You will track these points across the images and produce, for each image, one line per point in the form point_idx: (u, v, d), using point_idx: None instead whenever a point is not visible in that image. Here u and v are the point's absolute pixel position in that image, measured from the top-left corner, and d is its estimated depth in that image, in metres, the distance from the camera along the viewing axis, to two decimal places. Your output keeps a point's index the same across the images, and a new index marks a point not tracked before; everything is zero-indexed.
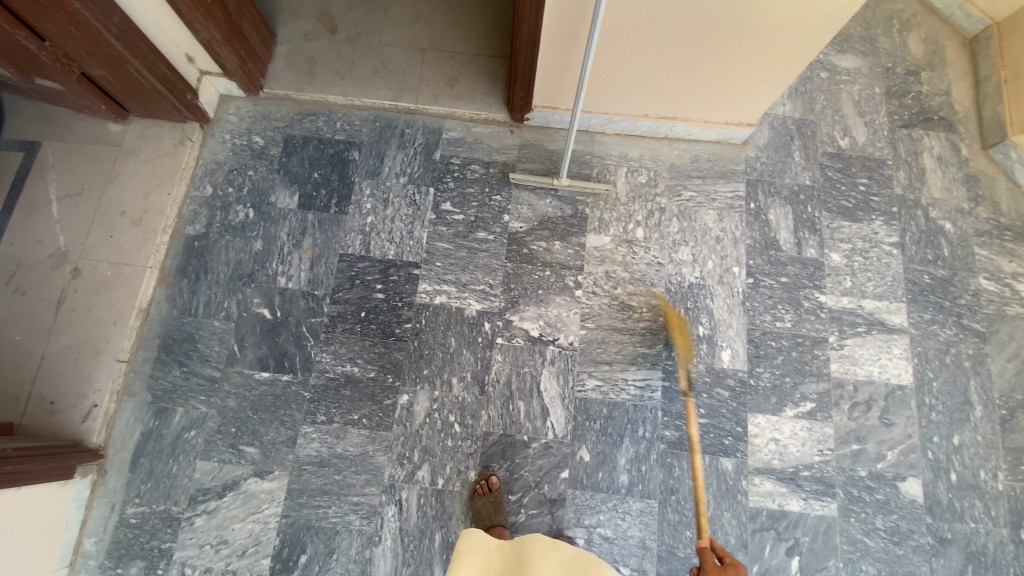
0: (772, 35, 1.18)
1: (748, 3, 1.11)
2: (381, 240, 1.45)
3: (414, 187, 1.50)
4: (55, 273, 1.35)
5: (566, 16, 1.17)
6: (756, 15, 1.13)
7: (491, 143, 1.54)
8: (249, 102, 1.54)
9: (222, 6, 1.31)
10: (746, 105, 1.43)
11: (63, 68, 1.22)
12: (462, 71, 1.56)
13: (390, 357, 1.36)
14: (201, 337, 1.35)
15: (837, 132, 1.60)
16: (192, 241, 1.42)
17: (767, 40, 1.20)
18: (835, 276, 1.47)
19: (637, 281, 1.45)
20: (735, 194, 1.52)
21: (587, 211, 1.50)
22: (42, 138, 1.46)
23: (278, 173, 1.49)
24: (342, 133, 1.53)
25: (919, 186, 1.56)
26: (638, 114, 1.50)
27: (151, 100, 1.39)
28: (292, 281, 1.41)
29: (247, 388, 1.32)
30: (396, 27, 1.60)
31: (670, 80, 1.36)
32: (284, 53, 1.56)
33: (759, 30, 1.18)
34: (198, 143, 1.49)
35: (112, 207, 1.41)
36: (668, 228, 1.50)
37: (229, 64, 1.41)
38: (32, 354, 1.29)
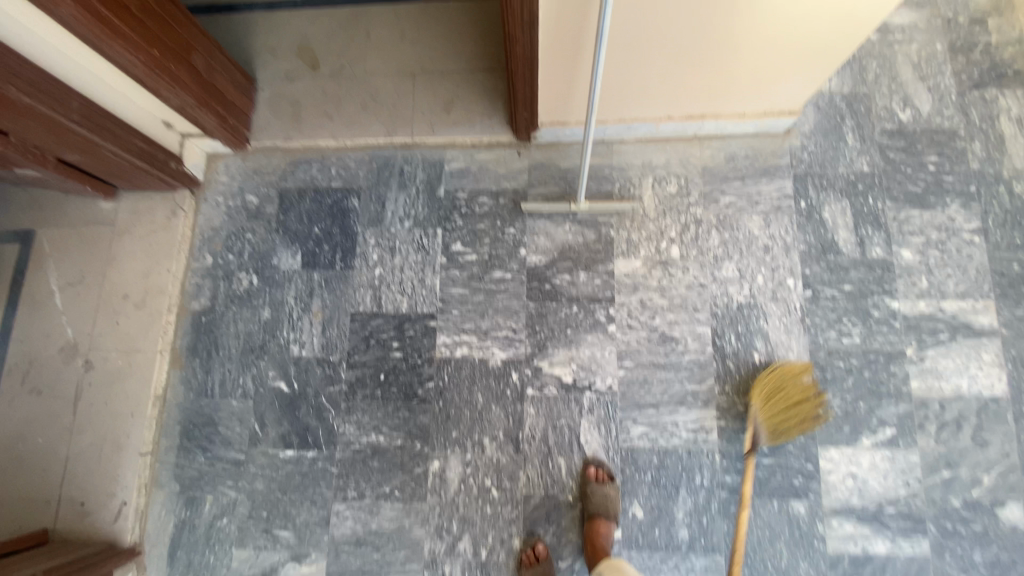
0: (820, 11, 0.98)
1: None
2: (392, 293, 1.35)
3: (420, 229, 1.38)
4: (68, 368, 1.31)
5: (567, 20, 1.00)
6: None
7: (499, 169, 1.40)
8: (238, 157, 1.44)
9: (189, 67, 1.19)
10: (788, 92, 1.23)
11: (38, 160, 1.16)
12: (458, 93, 1.42)
13: (416, 422, 1.26)
14: (221, 418, 1.30)
15: (895, 104, 1.37)
16: (199, 317, 1.35)
17: (814, 18, 1.00)
18: (908, 277, 1.27)
19: (677, 308, 1.29)
20: (780, 193, 1.33)
21: (613, 233, 1.34)
22: (36, 226, 1.41)
23: (277, 233, 1.39)
24: (339, 179, 1.42)
25: (1000, 157, 1.33)
26: (660, 117, 1.32)
27: (137, 176, 1.31)
28: (305, 348, 1.33)
29: (273, 468, 1.26)
30: (382, 52, 1.46)
31: (696, 76, 1.18)
32: (266, 99, 1.45)
33: (804, 7, 0.98)
34: (191, 211, 1.41)
35: (115, 291, 1.36)
36: (707, 242, 1.32)
37: (209, 125, 1.30)
38: (57, 456, 1.27)
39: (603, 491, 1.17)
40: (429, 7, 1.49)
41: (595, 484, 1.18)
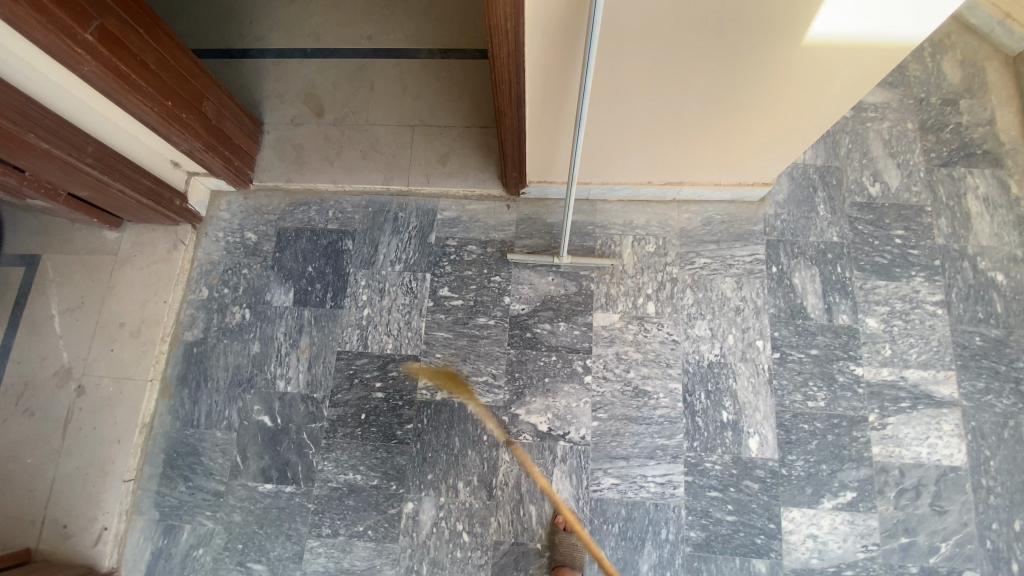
0: (788, 98, 1.06)
1: (749, 75, 1.01)
2: (379, 333, 1.40)
3: (410, 273, 1.45)
4: (61, 391, 1.36)
5: (553, 102, 1.07)
6: (759, 86, 1.03)
7: (488, 220, 1.47)
8: (240, 195, 1.51)
9: (200, 115, 1.26)
10: (761, 165, 1.31)
11: (49, 194, 1.24)
12: (453, 147, 1.50)
13: (393, 462, 1.30)
14: (204, 449, 1.33)
15: (866, 179, 1.45)
16: (191, 347, 1.40)
17: (778, 105, 1.08)
18: (872, 344, 1.33)
19: (652, 363, 1.33)
20: (753, 258, 1.40)
21: (593, 286, 1.40)
22: (41, 251, 1.47)
23: (272, 270, 1.45)
24: (335, 221, 1.48)
25: (964, 234, 1.40)
26: (641, 182, 1.40)
27: (142, 212, 1.38)
28: (291, 383, 1.37)
29: (252, 501, 1.30)
30: (384, 104, 1.55)
31: (673, 148, 1.25)
32: (271, 142, 1.52)
33: (767, 95, 1.06)
34: (192, 245, 1.47)
35: (112, 319, 1.41)
36: (682, 300, 1.38)
37: (215, 167, 1.37)
38: (43, 478, 1.30)
39: (570, 540, 1.22)
40: (431, 64, 1.58)
41: (563, 533, 1.23)
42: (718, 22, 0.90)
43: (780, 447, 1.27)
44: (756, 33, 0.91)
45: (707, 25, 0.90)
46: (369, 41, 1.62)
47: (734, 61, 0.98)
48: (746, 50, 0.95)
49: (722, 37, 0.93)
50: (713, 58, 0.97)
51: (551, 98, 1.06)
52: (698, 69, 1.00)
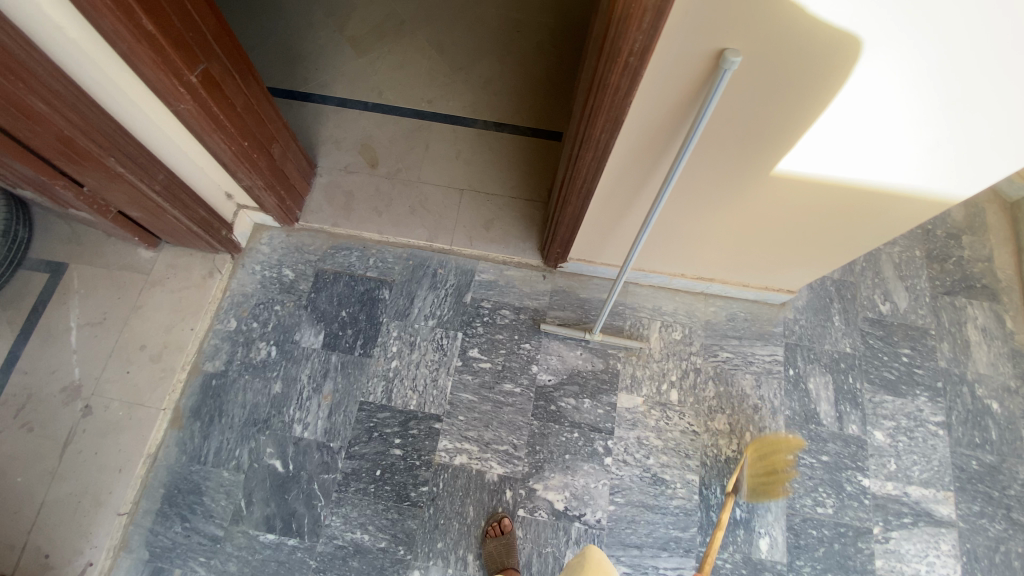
0: (828, 228, 1.14)
1: (799, 207, 1.09)
2: (403, 388, 1.40)
3: (442, 330, 1.46)
4: (66, 409, 1.30)
5: (617, 199, 1.12)
6: (806, 216, 1.11)
7: (523, 287, 1.51)
8: (283, 232, 1.52)
9: (267, 156, 1.29)
10: (789, 276, 1.39)
11: (100, 210, 1.24)
12: (498, 215, 1.56)
13: (403, 526, 1.27)
14: (208, 489, 1.28)
15: (877, 296, 1.56)
16: (210, 379, 1.37)
17: (819, 231, 1.16)
18: (878, 458, 1.39)
19: (671, 451, 1.36)
20: (773, 358, 1.46)
21: (619, 366, 1.44)
22: (70, 260, 1.44)
23: (305, 309, 1.46)
24: (374, 269, 1.51)
25: (963, 360, 1.50)
26: (674, 274, 1.46)
27: (187, 237, 1.38)
28: (308, 429, 1.34)
29: (250, 551, 1.24)
30: (436, 165, 1.61)
31: (712, 252, 1.32)
32: (322, 185, 1.56)
33: (810, 223, 1.14)
34: (227, 274, 1.47)
35: (133, 340, 1.37)
36: (704, 392, 1.42)
37: (268, 204, 1.40)
38: (32, 499, 1.22)
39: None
40: (485, 134, 1.67)
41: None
42: (784, 167, 0.97)
43: (789, 551, 1.30)
44: (816, 178, 0.99)
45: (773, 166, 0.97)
46: (429, 104, 1.70)
47: (789, 195, 1.05)
48: (802, 189, 1.03)
49: (784, 176, 1.00)
50: (770, 191, 1.05)
51: (615, 197, 1.11)
52: (754, 198, 1.07)
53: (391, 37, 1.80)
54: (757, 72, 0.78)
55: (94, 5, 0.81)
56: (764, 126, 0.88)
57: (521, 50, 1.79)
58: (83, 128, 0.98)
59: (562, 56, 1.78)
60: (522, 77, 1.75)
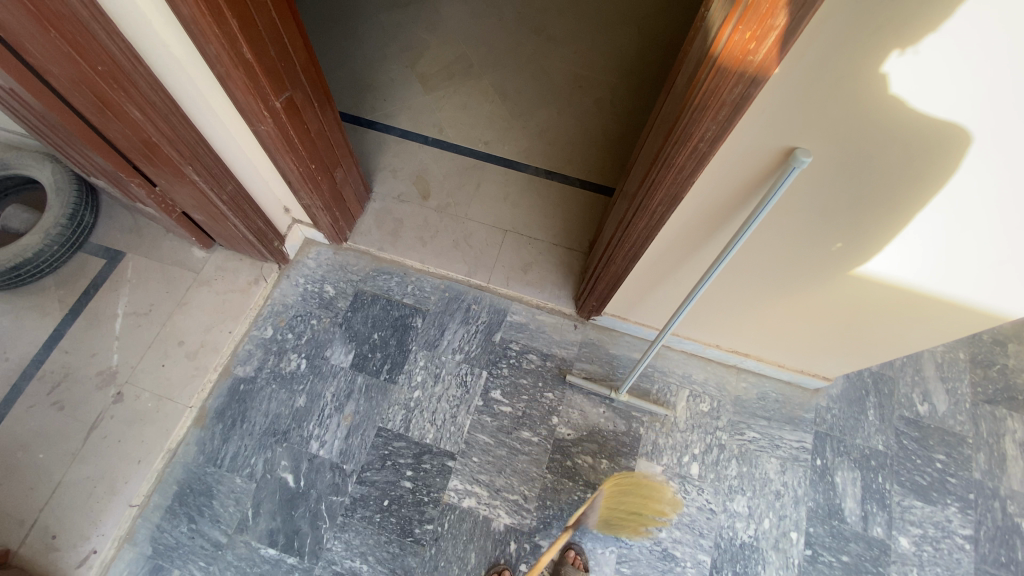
0: (875, 326, 1.13)
1: (849, 302, 1.07)
2: (422, 419, 1.40)
3: (468, 366, 1.47)
4: (98, 393, 1.34)
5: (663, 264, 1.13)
6: (854, 311, 1.10)
7: (553, 334, 1.51)
8: (330, 249, 1.57)
9: (329, 178, 1.35)
10: (826, 365, 1.36)
11: (166, 209, 1.31)
12: (538, 260, 1.59)
13: (402, 562, 1.25)
14: (219, 493, 1.29)
15: (915, 395, 1.51)
16: (238, 383, 1.40)
17: (864, 327, 1.14)
18: (902, 567, 1.31)
19: (685, 527, 1.32)
20: (800, 445, 1.42)
21: (641, 429, 1.41)
22: (127, 250, 1.51)
23: (339, 327, 1.49)
24: (411, 296, 1.54)
25: (1000, 474, 1.43)
26: (709, 343, 1.45)
27: (241, 244, 1.43)
28: (323, 447, 1.35)
29: (249, 563, 1.24)
30: (485, 204, 1.66)
31: (750, 329, 1.31)
32: (374, 209, 1.62)
33: (856, 318, 1.12)
34: (271, 283, 1.51)
35: (173, 334, 1.42)
36: (725, 469, 1.38)
37: (322, 221, 1.45)
38: (50, 478, 1.25)
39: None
40: (535, 180, 1.71)
41: (570, 566, 1.25)
42: (841, 259, 0.96)
43: None
44: (869, 276, 0.98)
45: (828, 258, 0.97)
46: (486, 145, 1.76)
47: (839, 288, 1.04)
48: (854, 284, 1.02)
49: (837, 269, 0.99)
50: (820, 281, 1.04)
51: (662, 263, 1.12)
52: (801, 283, 1.07)
53: (458, 77, 1.88)
54: (824, 173, 0.79)
55: (204, 33, 0.87)
56: (822, 221, 0.89)
57: (580, 104, 1.85)
58: (169, 137, 1.04)
59: (619, 114, 1.83)
60: (578, 130, 1.80)
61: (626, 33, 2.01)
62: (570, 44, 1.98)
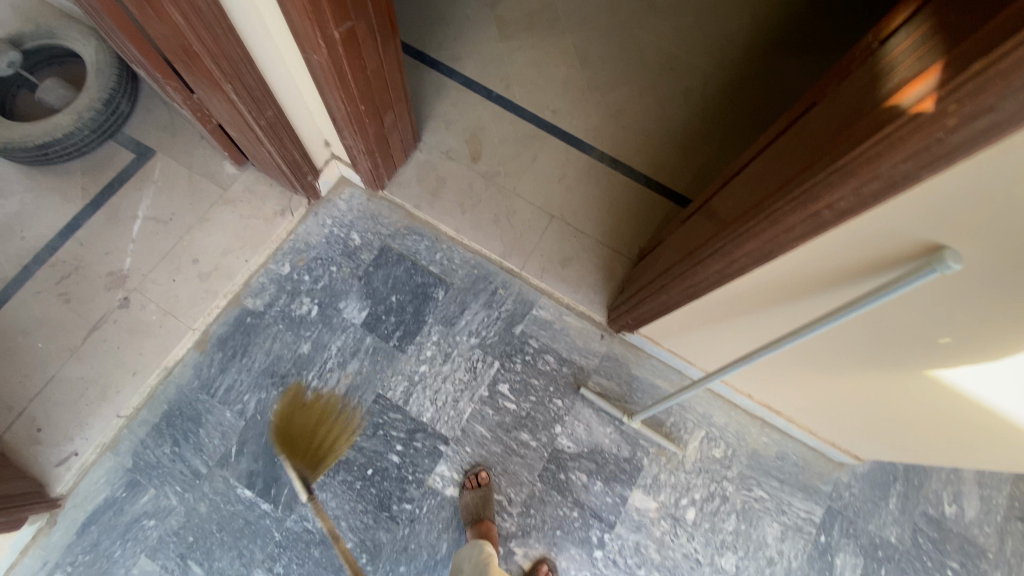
0: (944, 442, 0.99)
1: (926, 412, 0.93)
2: (423, 396, 1.34)
3: (480, 353, 1.39)
4: (106, 293, 1.31)
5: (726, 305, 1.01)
6: (929, 422, 0.95)
7: (576, 339, 1.41)
8: (365, 194, 1.48)
9: (377, 123, 1.23)
10: (867, 447, 1.25)
11: (201, 118, 1.22)
12: (580, 256, 1.46)
13: (374, 535, 1.23)
14: (207, 422, 1.27)
15: (945, 494, 1.38)
16: (246, 315, 1.34)
17: (930, 439, 1.01)
18: None
19: (664, 570, 1.26)
20: (808, 516, 1.33)
21: (645, 461, 1.33)
22: (158, 149, 1.43)
23: (358, 281, 1.40)
24: (437, 265, 1.44)
25: None
26: (740, 390, 1.32)
27: (273, 171, 1.34)
28: (319, 401, 1.31)
29: (223, 500, 1.22)
30: (536, 181, 1.52)
31: (796, 394, 1.18)
32: (419, 162, 1.51)
33: (928, 429, 0.98)
34: (298, 218, 1.43)
35: (189, 250, 1.36)
36: (722, 523, 1.31)
37: (361, 165, 1.34)
38: (45, 369, 1.25)
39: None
40: (597, 166, 1.55)
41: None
42: (939, 374, 0.81)
43: None
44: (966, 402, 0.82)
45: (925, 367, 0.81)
46: (553, 114, 1.60)
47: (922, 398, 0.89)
48: (942, 402, 0.87)
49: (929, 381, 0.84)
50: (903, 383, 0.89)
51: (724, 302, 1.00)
52: (879, 377, 0.92)
53: (540, 31, 1.69)
54: (968, 289, 0.63)
55: None
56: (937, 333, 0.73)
57: (666, 90, 1.65)
58: (212, 51, 0.92)
59: (707, 111, 1.63)
60: (657, 119, 1.61)
61: (738, 19, 1.76)
62: (672, 18, 1.75)
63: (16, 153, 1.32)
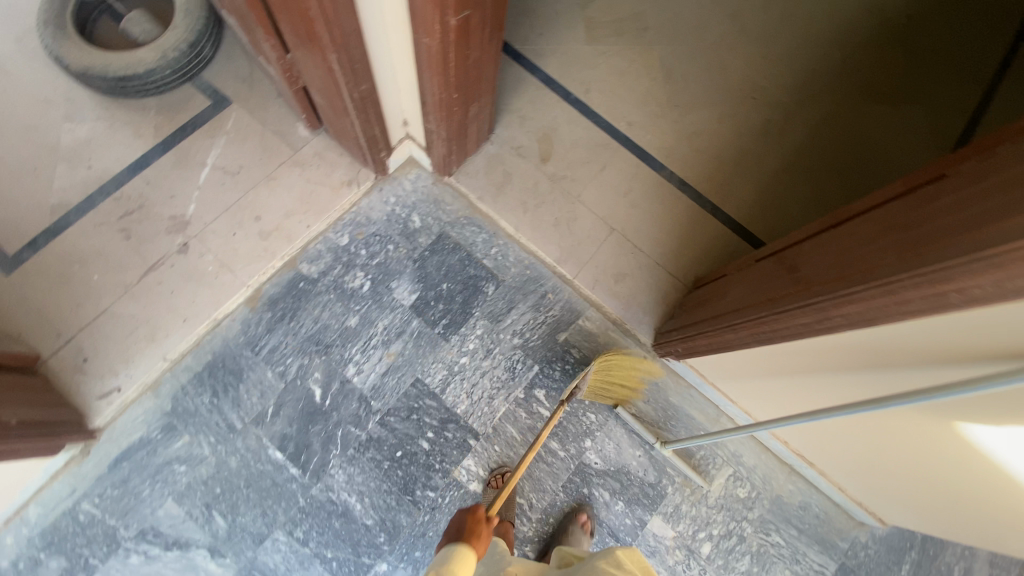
0: (992, 526, 0.97)
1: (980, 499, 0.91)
2: (460, 387, 1.34)
3: (522, 354, 1.38)
4: (166, 236, 1.31)
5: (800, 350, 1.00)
6: (981, 506, 0.93)
7: (619, 357, 1.41)
8: (431, 178, 1.47)
9: (463, 111, 1.21)
10: (898, 514, 1.23)
11: (289, 78, 1.20)
12: (635, 273, 1.45)
13: (395, 516, 1.25)
14: (247, 379, 1.28)
15: (958, 568, 1.37)
16: (299, 280, 1.34)
17: (977, 519, 0.99)
18: None
19: None
20: (820, 568, 1.33)
21: (669, 489, 1.33)
22: (234, 99, 1.43)
23: (412, 263, 1.40)
24: (491, 260, 1.44)
25: None
26: (777, 435, 1.31)
27: (348, 141, 1.33)
28: (359, 375, 1.31)
29: (253, 458, 1.24)
30: (602, 191, 1.50)
31: (838, 449, 1.17)
32: (488, 153, 1.49)
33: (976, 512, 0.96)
34: (362, 190, 1.42)
35: (252, 206, 1.36)
36: (735, 562, 1.31)
37: (435, 149, 1.33)
38: (98, 302, 1.26)
39: (580, 538, 1.23)
40: (665, 185, 1.53)
41: (579, 528, 1.24)
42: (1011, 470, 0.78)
43: None
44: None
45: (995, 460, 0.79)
46: (628, 125, 1.58)
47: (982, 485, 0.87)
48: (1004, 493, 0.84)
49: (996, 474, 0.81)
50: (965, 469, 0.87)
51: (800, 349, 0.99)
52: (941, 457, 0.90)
53: (627, 38, 1.66)
54: None
55: None
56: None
57: (746, 118, 1.62)
58: (330, 24, 0.89)
59: (783, 147, 1.60)
60: (731, 147, 1.58)
61: (828, 57, 1.72)
62: (762, 45, 1.71)
63: (96, 80, 1.33)
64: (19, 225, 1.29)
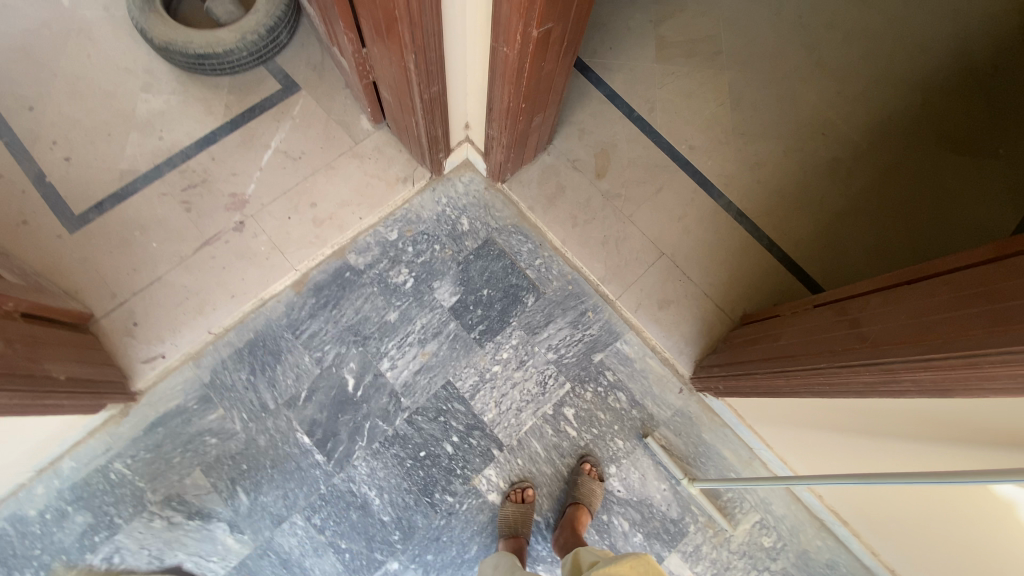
0: None
1: None
2: (489, 395, 1.33)
3: (555, 370, 1.36)
4: (223, 213, 1.35)
5: (856, 407, 0.96)
6: None
7: (654, 385, 1.37)
8: (485, 183, 1.47)
9: (528, 121, 1.20)
10: None
11: (360, 72, 1.22)
12: (680, 301, 1.41)
13: (411, 516, 1.25)
14: (284, 361, 1.30)
15: None
16: (345, 269, 1.36)
17: None
18: None
19: None
20: None
21: (691, 528, 1.30)
22: (303, 86, 1.46)
23: (456, 265, 1.40)
24: (534, 271, 1.42)
25: None
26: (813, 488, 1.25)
27: (409, 139, 1.34)
28: (392, 370, 1.32)
29: (281, 440, 1.26)
30: (655, 214, 1.47)
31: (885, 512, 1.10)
32: (544, 164, 1.48)
33: None
34: (416, 188, 1.43)
35: (309, 193, 1.38)
36: None
37: (494, 155, 1.33)
38: (153, 269, 1.30)
39: (590, 485, 1.25)
40: (721, 215, 1.49)
41: (587, 477, 1.27)
42: None
43: None
44: None
45: None
46: (689, 149, 1.54)
47: None
48: None
49: None
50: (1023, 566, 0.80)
51: (856, 407, 0.94)
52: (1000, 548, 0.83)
53: (698, 62, 1.62)
54: None
55: None
56: None
57: (813, 155, 1.56)
58: (414, 24, 0.89)
59: (849, 189, 1.54)
60: (794, 183, 1.53)
61: (907, 100, 1.65)
62: (838, 81, 1.65)
63: (177, 56, 1.37)
64: (89, 187, 1.34)
